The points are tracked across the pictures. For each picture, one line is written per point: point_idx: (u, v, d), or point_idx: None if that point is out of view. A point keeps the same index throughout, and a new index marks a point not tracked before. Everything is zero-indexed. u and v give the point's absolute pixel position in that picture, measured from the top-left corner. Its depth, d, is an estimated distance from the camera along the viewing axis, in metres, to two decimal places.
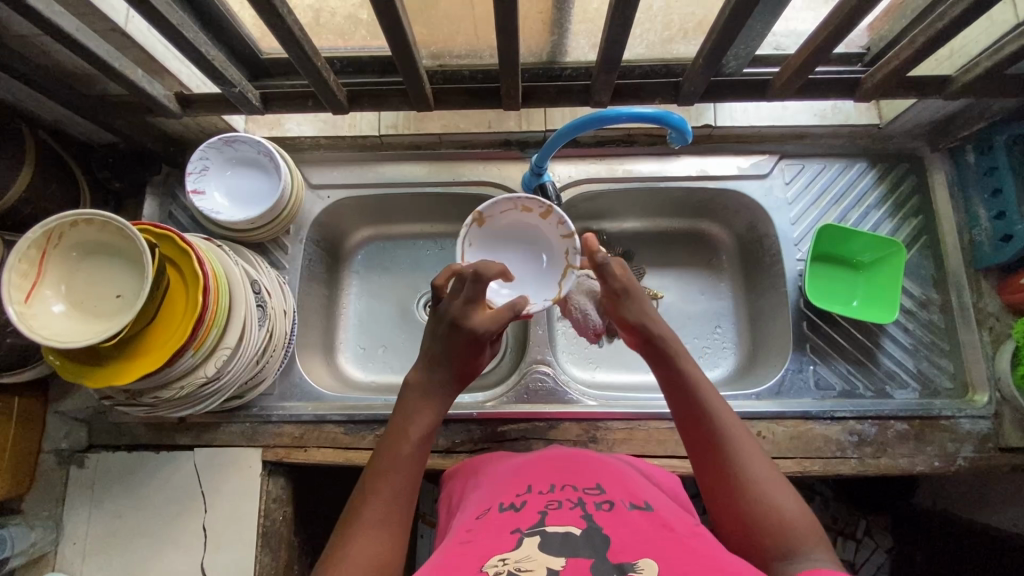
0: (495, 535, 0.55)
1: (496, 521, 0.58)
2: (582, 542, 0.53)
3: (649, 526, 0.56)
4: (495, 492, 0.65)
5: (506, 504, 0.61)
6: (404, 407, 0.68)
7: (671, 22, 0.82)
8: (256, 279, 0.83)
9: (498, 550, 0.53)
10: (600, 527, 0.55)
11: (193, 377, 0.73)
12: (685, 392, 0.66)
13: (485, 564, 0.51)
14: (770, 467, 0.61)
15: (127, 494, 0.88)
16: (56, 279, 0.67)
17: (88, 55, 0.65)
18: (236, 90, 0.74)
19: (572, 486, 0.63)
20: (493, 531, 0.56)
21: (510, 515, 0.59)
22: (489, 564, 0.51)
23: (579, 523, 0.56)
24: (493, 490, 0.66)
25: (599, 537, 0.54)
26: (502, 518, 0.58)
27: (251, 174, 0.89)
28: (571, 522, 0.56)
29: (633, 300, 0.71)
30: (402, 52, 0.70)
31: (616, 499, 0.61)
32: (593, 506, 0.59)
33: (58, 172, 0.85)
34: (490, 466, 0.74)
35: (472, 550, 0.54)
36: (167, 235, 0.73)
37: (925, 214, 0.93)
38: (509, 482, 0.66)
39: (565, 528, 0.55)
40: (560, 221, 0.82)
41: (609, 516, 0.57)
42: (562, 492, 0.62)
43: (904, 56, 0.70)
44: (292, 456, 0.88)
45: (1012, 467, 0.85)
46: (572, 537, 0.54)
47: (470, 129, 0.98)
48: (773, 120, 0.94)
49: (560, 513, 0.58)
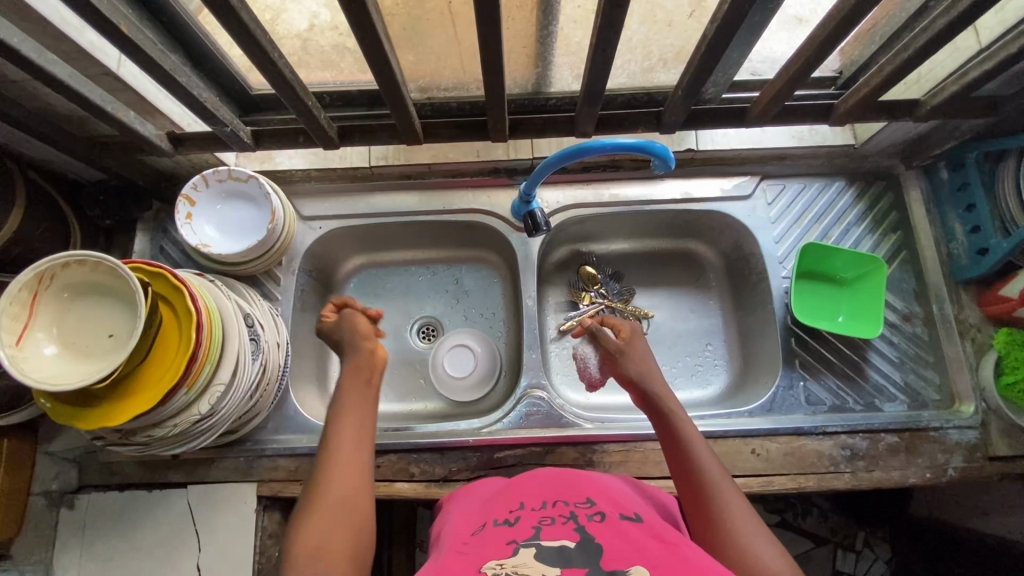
0: (491, 545, 0.56)
1: (491, 534, 0.58)
2: (576, 554, 0.54)
3: (641, 536, 0.57)
4: (489, 509, 0.65)
5: (499, 519, 0.61)
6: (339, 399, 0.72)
7: (650, 53, 0.85)
8: (250, 312, 0.83)
9: (493, 556, 0.54)
10: (592, 538, 0.56)
11: (187, 414, 0.73)
12: (674, 435, 0.70)
13: (483, 566, 0.53)
14: (751, 513, 0.62)
15: (120, 535, 0.86)
16: (49, 321, 0.67)
17: (82, 101, 0.66)
18: (228, 129, 0.75)
19: (563, 501, 0.63)
20: (489, 543, 0.57)
21: (504, 529, 0.59)
22: (488, 565, 0.53)
23: (573, 537, 0.56)
24: (487, 507, 0.66)
25: (594, 546, 0.55)
26: (496, 533, 0.58)
27: (241, 206, 0.90)
28: (565, 536, 0.56)
29: (630, 359, 0.80)
30: (391, 88, 0.72)
31: (606, 511, 0.61)
32: (585, 518, 0.59)
33: (48, 212, 0.85)
34: (482, 485, 0.74)
35: (468, 560, 0.55)
36: (160, 273, 0.74)
37: (904, 230, 0.96)
38: (503, 497, 0.66)
39: (559, 542, 0.55)
40: (215, 172, 0.87)
41: (601, 526, 0.58)
42: (554, 508, 0.61)
43: (875, 82, 0.73)
44: (287, 490, 0.87)
45: (1002, 476, 0.86)
46: (566, 549, 0.54)
47: (459, 159, 1.00)
48: (753, 143, 0.96)
49: (553, 528, 0.58)
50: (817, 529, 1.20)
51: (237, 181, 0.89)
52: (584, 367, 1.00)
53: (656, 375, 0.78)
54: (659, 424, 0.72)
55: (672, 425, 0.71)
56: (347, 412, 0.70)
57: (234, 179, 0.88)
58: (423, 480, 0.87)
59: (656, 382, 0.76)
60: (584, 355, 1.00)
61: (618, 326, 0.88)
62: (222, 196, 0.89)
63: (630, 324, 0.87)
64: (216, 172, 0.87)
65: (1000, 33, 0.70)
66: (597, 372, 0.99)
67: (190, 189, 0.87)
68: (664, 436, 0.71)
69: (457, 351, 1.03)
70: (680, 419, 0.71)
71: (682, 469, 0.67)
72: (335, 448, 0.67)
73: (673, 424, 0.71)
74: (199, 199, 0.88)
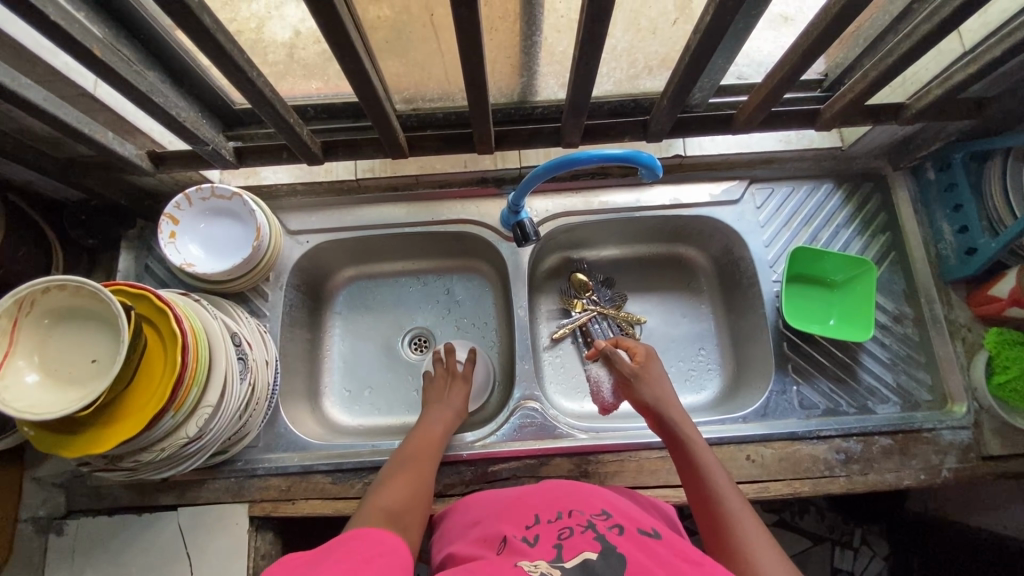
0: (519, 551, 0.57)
1: (513, 546, 0.58)
2: (601, 564, 0.54)
3: (662, 550, 0.57)
4: (502, 520, 0.65)
5: (517, 533, 0.61)
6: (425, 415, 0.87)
7: (635, 60, 0.84)
8: (237, 332, 0.82)
9: (518, 567, 0.54)
10: (614, 547, 0.56)
11: (175, 438, 0.72)
12: (688, 458, 0.71)
13: (519, 564, 0.55)
14: (766, 538, 0.61)
15: (109, 560, 0.85)
16: (30, 348, 0.66)
17: (58, 123, 0.64)
18: (209, 147, 0.74)
19: (580, 512, 0.63)
20: (512, 557, 0.56)
21: (525, 542, 0.59)
22: (523, 565, 0.54)
23: (594, 548, 0.56)
24: (496, 523, 0.66)
25: (616, 558, 0.55)
26: (515, 548, 0.58)
27: (225, 223, 0.89)
28: (587, 547, 0.56)
29: (645, 383, 0.80)
30: (374, 104, 0.71)
31: (624, 523, 0.62)
32: (604, 529, 0.60)
33: (28, 234, 0.84)
34: (485, 500, 0.74)
35: (499, 563, 0.56)
36: (143, 296, 0.72)
37: (892, 231, 0.96)
38: (519, 510, 0.66)
39: (581, 555, 0.55)
40: (200, 189, 0.86)
41: (621, 538, 0.58)
42: (571, 518, 0.62)
43: (860, 87, 0.73)
44: (280, 510, 0.86)
45: (996, 476, 0.86)
46: (589, 561, 0.54)
47: (447, 169, 0.99)
48: (741, 147, 0.96)
49: (573, 541, 0.58)
50: (814, 529, 1.20)
51: (222, 199, 0.87)
52: (596, 390, 0.99)
53: (670, 399, 0.79)
54: (674, 447, 0.73)
55: (684, 447, 0.72)
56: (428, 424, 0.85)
57: (220, 196, 0.87)
58: None
59: (671, 406, 0.77)
60: (597, 377, 0.99)
61: (630, 347, 0.87)
62: (206, 213, 0.88)
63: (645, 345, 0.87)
64: (199, 190, 0.86)
65: (984, 36, 0.70)
66: (610, 397, 0.97)
67: (172, 208, 0.86)
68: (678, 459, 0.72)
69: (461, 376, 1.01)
70: (693, 441, 0.72)
71: (698, 488, 0.68)
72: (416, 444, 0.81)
73: (687, 446, 0.72)
74: (182, 217, 0.87)
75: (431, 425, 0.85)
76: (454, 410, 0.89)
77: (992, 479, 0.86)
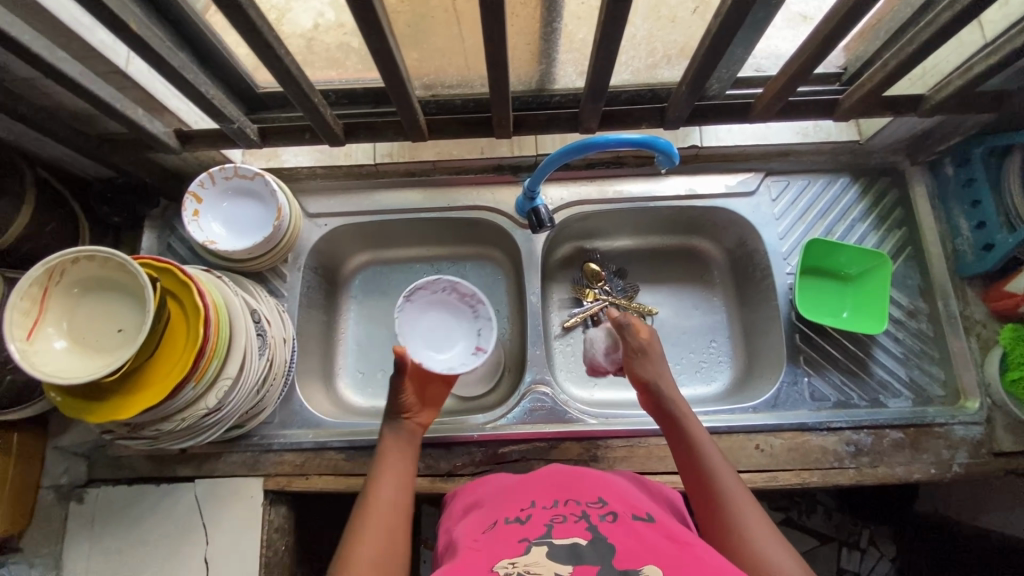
0: (504, 542, 0.58)
1: (504, 532, 0.59)
2: (589, 551, 0.55)
3: (654, 537, 0.58)
4: (500, 506, 0.66)
5: (511, 518, 0.62)
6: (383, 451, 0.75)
7: (654, 49, 0.85)
8: (257, 309, 0.84)
9: (505, 555, 0.55)
10: (605, 536, 0.57)
11: (196, 408, 0.74)
12: (684, 441, 0.71)
13: (496, 565, 0.54)
14: (764, 521, 0.62)
15: (128, 528, 0.87)
16: (59, 316, 0.68)
17: (91, 97, 0.66)
18: (235, 126, 0.76)
19: (576, 501, 0.64)
20: (500, 544, 0.58)
21: (517, 527, 0.60)
22: (500, 564, 0.54)
23: (584, 535, 0.57)
24: (495, 507, 0.67)
25: (606, 545, 0.55)
26: (508, 533, 0.59)
27: (247, 203, 0.91)
28: (578, 533, 0.57)
29: (647, 360, 0.79)
30: (396, 85, 0.73)
31: (618, 511, 0.63)
32: (597, 518, 0.60)
33: (57, 209, 0.86)
34: (489, 482, 0.75)
35: (483, 554, 0.56)
36: (168, 269, 0.75)
37: (908, 226, 0.96)
38: (515, 497, 0.67)
39: (571, 539, 0.56)
40: (223, 168, 0.88)
41: (613, 527, 0.59)
42: (565, 507, 0.63)
43: (878, 77, 0.73)
44: (293, 484, 0.88)
45: (1007, 472, 0.86)
46: (578, 546, 0.55)
47: (463, 156, 1.00)
48: (758, 139, 0.97)
49: (565, 527, 0.59)
50: (821, 528, 1.20)
51: (243, 178, 0.89)
52: (590, 353, 0.98)
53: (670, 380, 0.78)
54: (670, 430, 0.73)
55: (682, 429, 0.72)
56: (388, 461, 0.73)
57: (242, 176, 0.89)
58: (428, 475, 0.87)
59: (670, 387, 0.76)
60: (592, 339, 0.98)
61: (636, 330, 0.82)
62: (229, 192, 0.90)
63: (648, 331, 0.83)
64: (222, 169, 0.88)
65: (1006, 27, 0.70)
66: (603, 360, 0.96)
67: (196, 186, 0.88)
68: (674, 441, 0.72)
69: (460, 297, 0.91)
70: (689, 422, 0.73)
71: (693, 468, 0.68)
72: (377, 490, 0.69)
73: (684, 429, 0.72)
74: (205, 195, 0.89)
75: (392, 465, 0.72)
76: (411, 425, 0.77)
77: (1003, 476, 0.86)
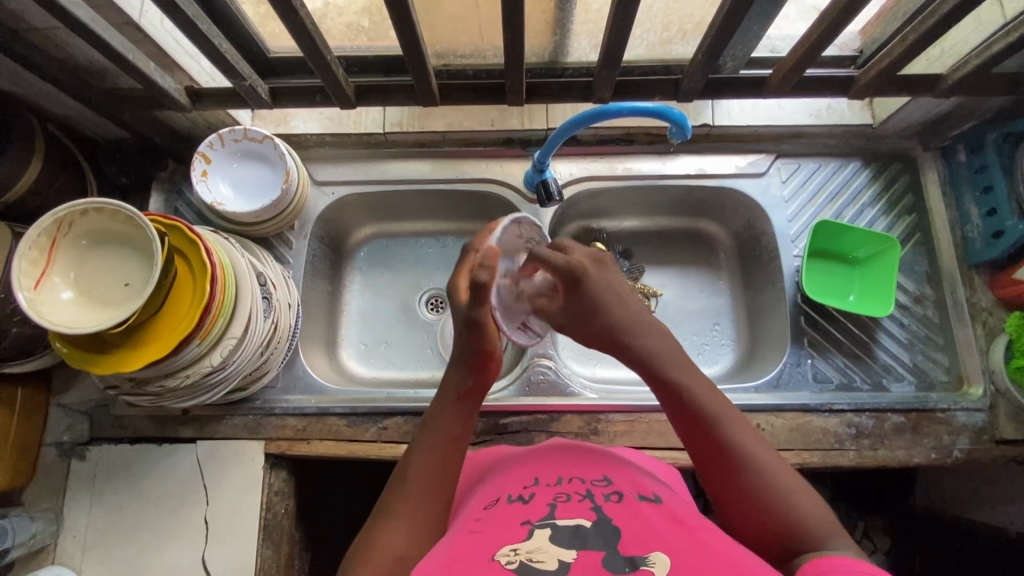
0: (506, 524, 0.57)
1: (505, 511, 0.59)
2: (593, 535, 0.54)
3: (659, 520, 0.57)
4: (501, 484, 0.66)
5: (513, 495, 0.62)
6: (430, 417, 0.68)
7: (671, 23, 0.84)
8: (262, 272, 0.84)
9: (509, 540, 0.54)
10: (610, 518, 0.56)
11: (199, 366, 0.75)
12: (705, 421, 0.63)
13: (496, 554, 0.53)
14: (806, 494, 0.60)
15: (129, 487, 0.87)
16: (66, 266, 0.68)
17: (103, 45, 0.66)
18: (246, 84, 0.76)
19: (580, 479, 0.64)
20: (503, 525, 0.57)
21: (518, 507, 0.60)
22: (501, 553, 0.53)
23: (589, 516, 0.56)
24: (497, 483, 0.67)
25: (610, 528, 0.55)
26: (511, 510, 0.59)
27: (255, 166, 0.90)
28: (582, 515, 0.57)
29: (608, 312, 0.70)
30: (410, 42, 0.72)
31: (623, 490, 0.62)
32: (602, 498, 0.60)
33: (66, 165, 0.86)
34: (496, 458, 0.75)
35: (484, 538, 0.55)
36: (175, 226, 0.74)
37: (918, 213, 0.95)
38: (516, 474, 0.67)
39: (575, 521, 0.56)
40: (233, 129, 0.88)
41: (619, 507, 0.58)
42: (569, 486, 0.62)
43: (897, 52, 0.73)
44: (294, 448, 0.88)
45: (1008, 460, 0.86)
46: (581, 529, 0.55)
47: (473, 127, 1.00)
48: (770, 120, 0.96)
49: (568, 507, 0.58)
50: None
51: (253, 142, 0.89)
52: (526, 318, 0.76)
53: (641, 325, 0.70)
54: (659, 389, 0.66)
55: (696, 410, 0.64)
56: (432, 434, 0.67)
57: (251, 138, 0.88)
58: None
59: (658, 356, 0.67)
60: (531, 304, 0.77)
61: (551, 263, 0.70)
62: (238, 154, 0.90)
63: (568, 267, 0.69)
64: (232, 131, 0.88)
65: None
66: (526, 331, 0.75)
67: (205, 147, 0.88)
68: (667, 400, 0.66)
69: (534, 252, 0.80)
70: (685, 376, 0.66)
71: (697, 430, 0.63)
72: (418, 466, 0.65)
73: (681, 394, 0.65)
74: (215, 156, 0.89)
75: (436, 437, 0.66)
76: (467, 385, 0.69)
77: (1004, 463, 0.86)
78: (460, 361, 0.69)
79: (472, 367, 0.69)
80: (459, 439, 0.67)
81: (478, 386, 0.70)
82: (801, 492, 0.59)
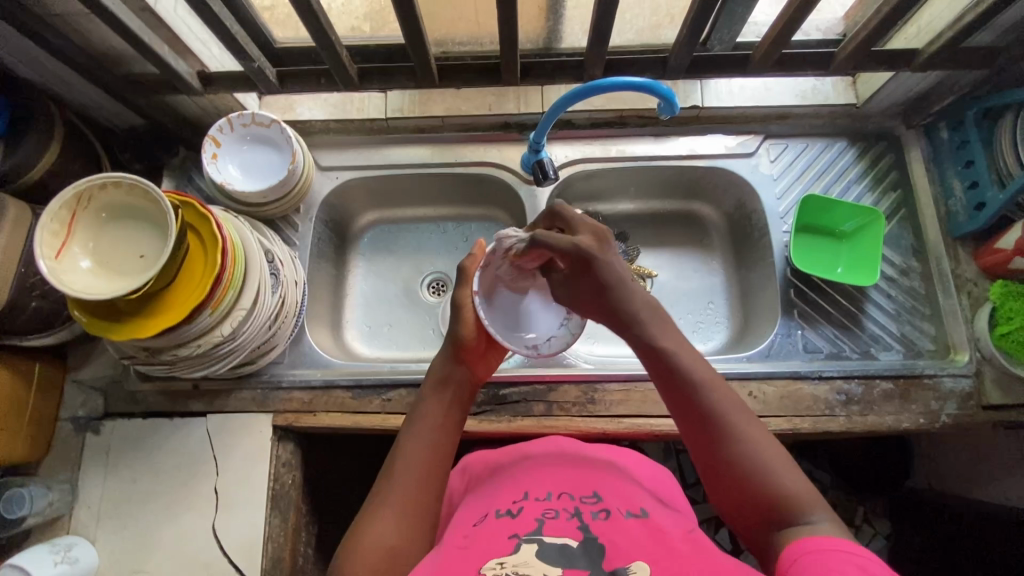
0: (493, 541, 0.59)
1: (493, 529, 0.62)
2: (579, 553, 0.57)
3: (645, 536, 0.60)
4: (492, 499, 0.69)
5: (503, 512, 0.64)
6: (416, 411, 0.72)
7: (657, 7, 0.89)
8: (269, 250, 0.87)
9: (494, 554, 0.57)
10: (596, 536, 0.59)
11: (210, 336, 0.78)
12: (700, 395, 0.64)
13: (483, 566, 0.56)
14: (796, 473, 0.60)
15: (141, 459, 0.90)
16: (85, 236, 0.72)
17: (122, 28, 0.71)
18: (254, 65, 0.80)
19: (569, 495, 0.66)
20: (490, 540, 0.60)
21: (506, 523, 0.62)
22: (487, 566, 0.55)
23: (575, 536, 0.59)
24: (489, 497, 0.69)
25: (596, 546, 0.57)
26: (500, 525, 0.62)
27: (263, 149, 0.94)
28: (569, 533, 0.59)
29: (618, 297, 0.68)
30: (410, 24, 0.76)
31: (612, 507, 0.64)
32: (590, 515, 0.62)
33: (83, 149, 0.90)
34: (501, 460, 0.77)
35: (469, 555, 0.58)
36: (188, 202, 0.77)
37: (903, 188, 0.98)
38: (506, 490, 0.69)
39: (562, 539, 0.58)
40: (241, 113, 0.92)
41: (605, 525, 0.61)
42: (559, 501, 0.65)
43: (871, 26, 0.77)
44: (301, 420, 0.91)
45: (994, 424, 0.88)
46: (568, 548, 0.57)
47: (472, 112, 1.04)
48: (757, 101, 1.00)
49: (556, 524, 0.61)
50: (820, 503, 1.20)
51: (260, 126, 0.93)
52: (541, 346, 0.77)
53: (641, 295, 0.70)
54: (653, 359, 0.67)
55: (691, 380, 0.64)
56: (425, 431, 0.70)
57: (258, 122, 0.92)
58: None
59: (664, 333, 0.67)
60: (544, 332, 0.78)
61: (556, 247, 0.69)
62: (248, 138, 0.94)
63: (573, 248, 0.69)
64: (241, 116, 0.92)
65: None
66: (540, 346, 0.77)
67: (215, 131, 0.92)
68: (656, 370, 0.67)
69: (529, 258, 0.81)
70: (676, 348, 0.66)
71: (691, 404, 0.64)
72: (411, 457, 0.67)
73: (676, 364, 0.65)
74: (225, 140, 0.93)
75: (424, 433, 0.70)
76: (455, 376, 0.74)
77: (991, 427, 0.88)
78: (445, 351, 0.76)
79: (452, 357, 0.75)
80: (443, 425, 0.71)
81: (460, 376, 0.75)
82: (787, 467, 0.60)
